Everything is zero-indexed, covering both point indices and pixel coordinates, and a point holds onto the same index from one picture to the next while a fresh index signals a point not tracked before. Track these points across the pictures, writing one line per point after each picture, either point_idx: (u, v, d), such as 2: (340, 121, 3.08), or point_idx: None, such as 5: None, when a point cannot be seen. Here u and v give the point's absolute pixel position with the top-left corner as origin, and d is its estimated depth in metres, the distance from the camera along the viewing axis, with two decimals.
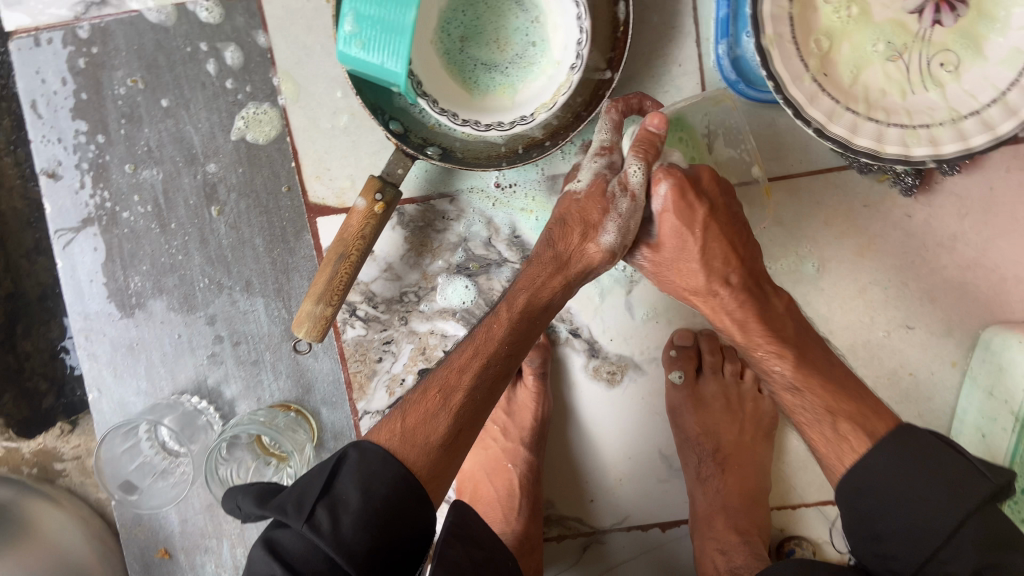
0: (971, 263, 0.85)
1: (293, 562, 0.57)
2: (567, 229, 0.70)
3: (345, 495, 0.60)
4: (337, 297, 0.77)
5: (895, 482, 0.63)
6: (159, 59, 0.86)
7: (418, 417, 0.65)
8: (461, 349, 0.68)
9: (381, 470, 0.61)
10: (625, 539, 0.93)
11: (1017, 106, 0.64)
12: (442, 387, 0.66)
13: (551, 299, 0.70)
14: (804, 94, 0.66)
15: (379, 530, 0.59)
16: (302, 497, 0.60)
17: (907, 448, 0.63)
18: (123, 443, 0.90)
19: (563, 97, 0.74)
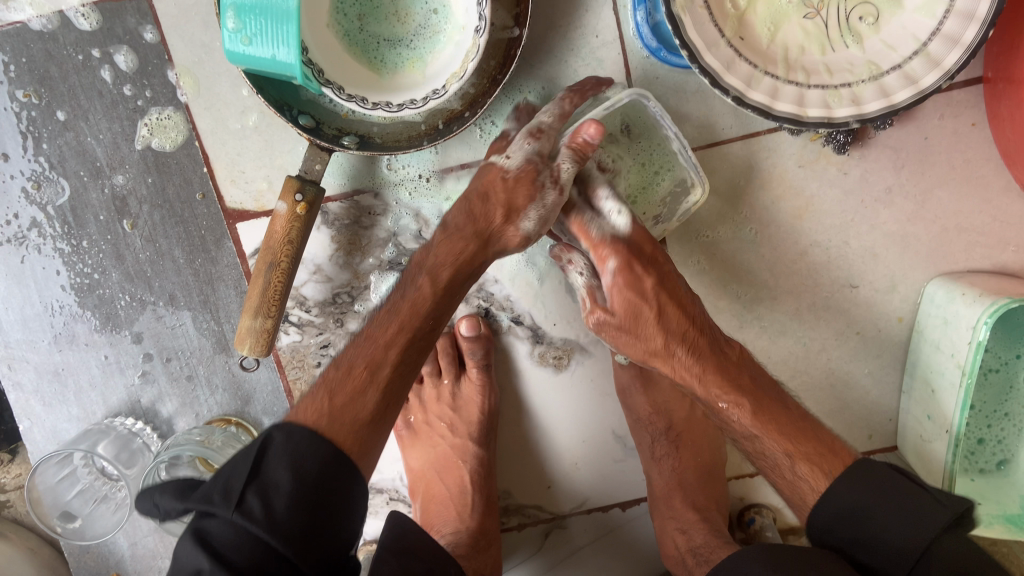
0: (911, 216, 0.84)
1: (225, 551, 0.53)
2: (484, 206, 0.70)
3: (274, 477, 0.56)
4: (275, 308, 0.72)
5: (858, 522, 0.61)
6: (50, 69, 0.81)
7: (345, 397, 0.62)
8: (379, 320, 0.67)
9: (311, 448, 0.58)
10: (586, 522, 0.91)
11: (939, 57, 0.62)
12: (368, 363, 0.64)
13: (467, 271, 0.70)
14: (720, 61, 0.63)
15: (312, 509, 0.55)
16: (229, 484, 0.56)
17: (860, 474, 0.63)
18: (58, 472, 0.86)
19: (473, 62, 0.70)
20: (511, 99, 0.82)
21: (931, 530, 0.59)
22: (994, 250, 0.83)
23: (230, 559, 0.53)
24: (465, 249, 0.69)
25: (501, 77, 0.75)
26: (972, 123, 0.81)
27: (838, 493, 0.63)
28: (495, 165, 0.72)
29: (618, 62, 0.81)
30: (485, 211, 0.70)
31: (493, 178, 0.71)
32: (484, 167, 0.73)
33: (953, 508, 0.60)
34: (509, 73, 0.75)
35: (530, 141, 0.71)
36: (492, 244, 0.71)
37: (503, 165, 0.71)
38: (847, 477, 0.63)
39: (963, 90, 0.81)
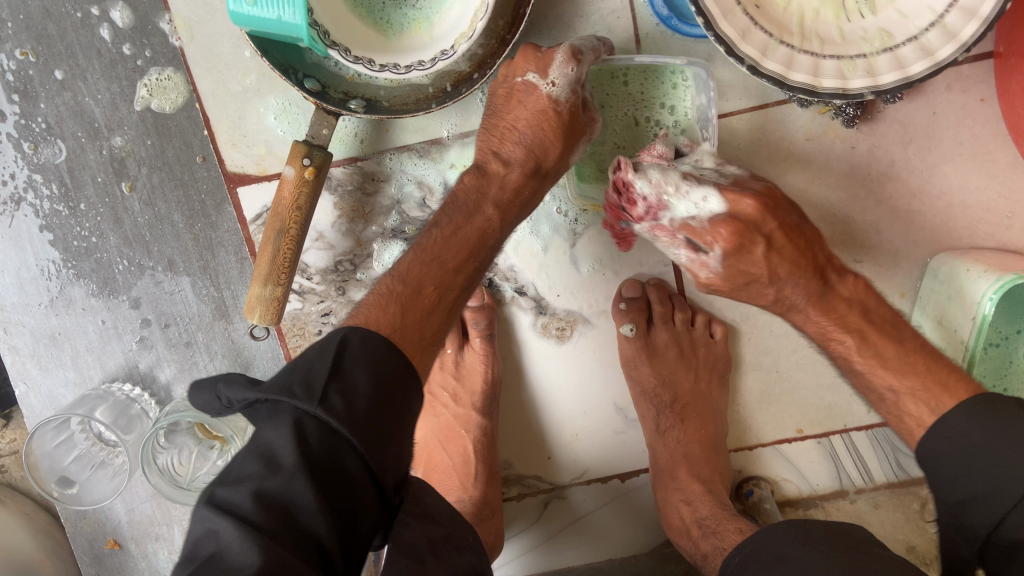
0: (915, 191, 0.83)
1: (314, 452, 0.50)
2: (544, 139, 0.68)
3: (355, 379, 0.54)
4: (284, 276, 0.72)
5: (983, 448, 0.57)
6: (48, 27, 0.79)
7: (416, 313, 0.61)
8: (441, 234, 0.65)
9: (386, 357, 0.56)
10: (586, 493, 0.91)
11: (956, 29, 0.61)
12: (438, 283, 0.63)
13: (517, 198, 0.69)
14: (736, 29, 0.62)
15: (386, 412, 0.54)
16: (310, 377, 0.53)
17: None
18: (54, 437, 0.85)
19: (481, 21, 0.68)
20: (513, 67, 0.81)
21: None
22: (998, 227, 0.83)
23: (314, 457, 0.50)
24: (519, 178, 0.69)
25: (510, 38, 0.73)
26: (981, 98, 0.81)
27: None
28: (536, 91, 0.68)
29: (627, 30, 0.80)
30: (546, 148, 0.68)
31: (537, 110, 0.68)
32: (522, 87, 0.69)
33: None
34: (518, 34, 0.73)
35: (570, 63, 0.67)
36: (544, 171, 0.70)
37: (549, 93, 0.68)
38: (968, 411, 0.60)
39: (971, 65, 0.80)
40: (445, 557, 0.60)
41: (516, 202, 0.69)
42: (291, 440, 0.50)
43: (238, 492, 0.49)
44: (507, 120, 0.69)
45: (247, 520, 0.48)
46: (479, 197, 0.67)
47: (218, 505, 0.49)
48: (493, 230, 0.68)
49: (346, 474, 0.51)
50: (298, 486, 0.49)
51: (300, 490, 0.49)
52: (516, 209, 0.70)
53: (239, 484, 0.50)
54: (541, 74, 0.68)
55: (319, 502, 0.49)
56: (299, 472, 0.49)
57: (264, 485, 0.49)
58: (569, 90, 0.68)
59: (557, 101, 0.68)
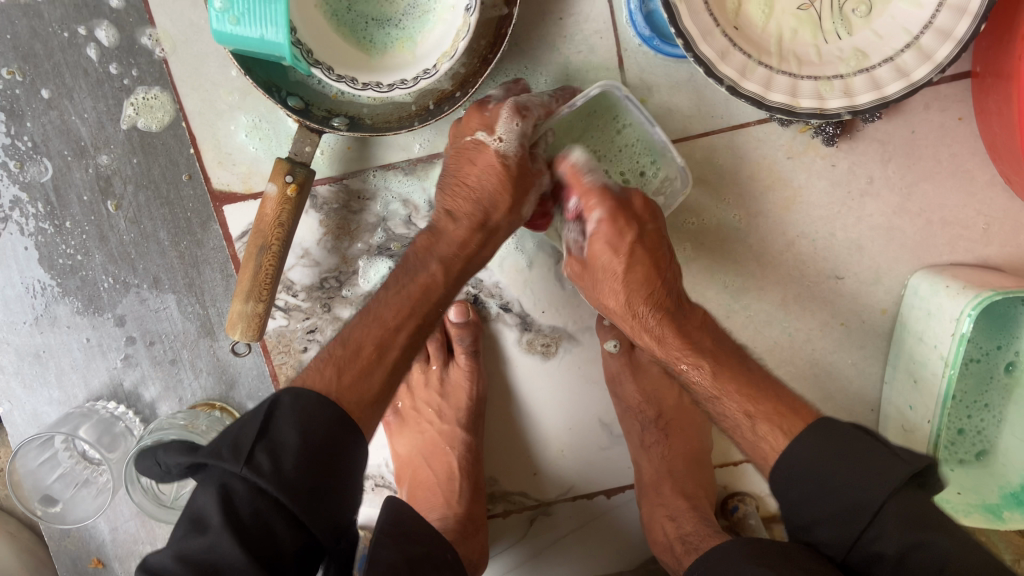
0: (895, 209, 0.84)
1: (242, 514, 0.52)
2: (494, 193, 0.69)
3: (282, 439, 0.55)
4: (266, 292, 0.72)
5: (824, 471, 0.60)
6: (35, 47, 0.79)
7: (356, 376, 0.61)
8: (387, 295, 0.66)
9: (317, 414, 0.57)
10: (571, 509, 0.91)
11: (930, 50, 0.62)
12: (378, 341, 0.63)
13: (468, 255, 0.70)
14: (715, 50, 0.63)
15: (317, 471, 0.55)
16: (237, 441, 0.55)
17: (818, 436, 0.62)
18: (38, 455, 0.84)
19: (463, 41, 0.69)
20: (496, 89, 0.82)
21: (879, 497, 0.57)
22: (977, 244, 0.84)
23: (240, 519, 0.52)
24: (467, 232, 0.69)
25: (491, 57, 0.74)
26: (958, 117, 0.82)
27: (793, 457, 0.62)
28: (484, 145, 0.70)
29: (611, 50, 0.81)
30: (497, 201, 0.69)
31: (487, 165, 0.69)
32: (471, 145, 0.70)
33: (908, 462, 0.57)
34: (500, 52, 0.74)
35: (515, 119, 0.69)
36: (492, 225, 0.70)
37: (497, 148, 0.69)
38: (811, 432, 0.62)
39: (949, 85, 0.81)
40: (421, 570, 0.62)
41: (462, 257, 0.70)
42: (216, 503, 0.52)
43: (168, 552, 0.53)
44: (457, 177, 0.71)
45: None
46: (423, 254, 0.69)
47: (147, 570, 0.53)
48: (438, 286, 0.68)
49: (274, 534, 0.53)
50: (225, 545, 0.51)
51: (224, 551, 0.51)
52: (464, 265, 0.70)
53: (167, 548, 0.53)
54: (488, 131, 0.69)
55: (244, 565, 0.51)
56: (222, 535, 0.51)
57: (190, 546, 0.52)
58: (518, 145, 0.69)
59: (508, 159, 0.69)
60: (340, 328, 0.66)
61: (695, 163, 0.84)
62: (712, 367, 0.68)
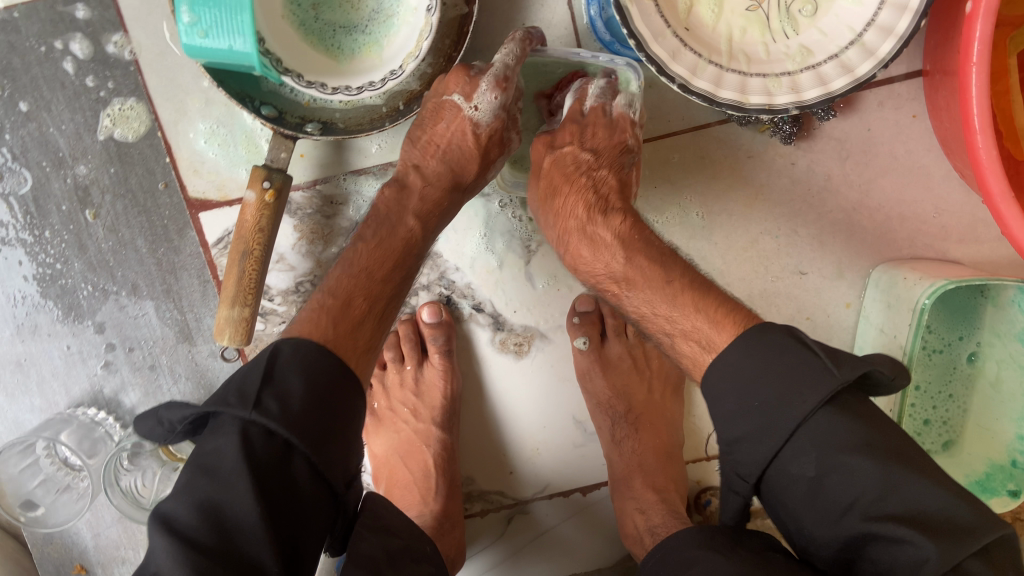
0: (855, 205, 0.87)
1: (258, 456, 0.54)
2: (462, 157, 0.73)
3: (288, 381, 0.58)
4: (251, 298, 0.75)
5: (756, 379, 0.58)
6: (13, 61, 0.82)
7: (347, 325, 0.65)
8: (370, 249, 0.70)
9: (317, 360, 0.60)
10: (548, 507, 0.92)
11: (873, 47, 0.65)
12: (366, 294, 0.68)
13: (440, 209, 0.74)
14: (666, 51, 0.66)
15: (324, 411, 0.58)
16: (244, 388, 0.57)
17: (761, 344, 0.59)
18: (20, 460, 0.86)
19: (427, 41, 0.72)
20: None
21: (805, 411, 0.55)
22: (935, 238, 0.87)
23: (258, 461, 0.53)
24: (440, 193, 0.74)
25: (456, 55, 0.77)
26: (913, 115, 0.84)
27: (725, 359, 0.60)
28: (460, 108, 0.71)
29: None
30: (463, 166, 0.74)
31: (460, 129, 0.72)
32: (448, 105, 0.72)
33: (841, 380, 0.55)
34: (462, 50, 0.77)
35: (495, 92, 0.70)
36: (463, 186, 0.75)
37: (471, 116, 0.71)
38: (747, 343, 0.60)
39: (903, 83, 0.84)
40: (400, 563, 0.63)
41: (437, 212, 0.74)
42: (231, 443, 0.54)
43: (182, 503, 0.53)
44: (430, 132, 0.73)
45: (193, 531, 0.51)
46: (403, 208, 0.72)
47: (162, 517, 0.52)
48: (417, 239, 0.72)
49: (289, 475, 0.55)
50: (242, 490, 0.52)
51: (240, 497, 0.52)
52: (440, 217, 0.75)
53: (180, 495, 0.53)
54: (466, 99, 0.71)
55: (260, 511, 0.52)
56: (241, 477, 0.52)
57: (207, 495, 0.52)
58: (498, 107, 0.71)
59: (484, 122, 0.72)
60: (320, 282, 0.70)
61: (661, 162, 0.86)
62: (626, 277, 0.68)
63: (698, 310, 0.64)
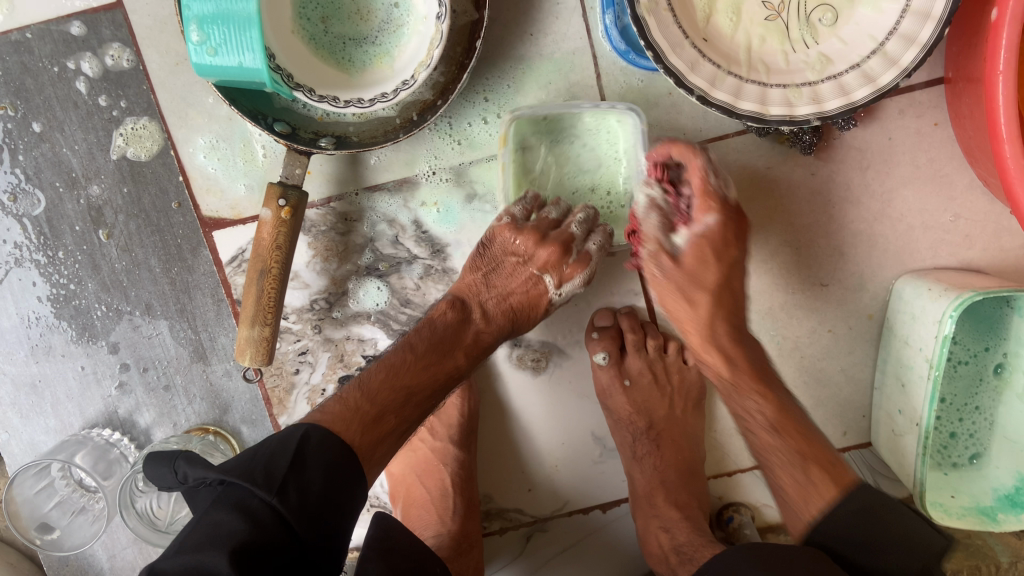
0: (877, 215, 0.85)
1: (256, 543, 0.54)
2: (529, 299, 0.76)
3: (309, 476, 0.58)
4: (271, 315, 0.74)
5: (888, 542, 0.64)
6: (26, 81, 0.82)
7: (373, 436, 0.64)
8: (414, 365, 0.69)
9: (341, 462, 0.60)
10: (567, 525, 0.91)
11: (896, 56, 0.64)
12: (395, 413, 0.66)
13: (484, 342, 0.75)
14: (684, 62, 0.65)
15: (331, 513, 0.58)
16: (272, 466, 0.57)
17: (874, 513, 0.65)
18: (35, 483, 0.85)
19: (437, 49, 0.72)
20: (472, 103, 0.83)
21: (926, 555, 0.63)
22: (959, 247, 0.85)
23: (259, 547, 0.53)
24: (489, 333, 0.75)
25: (468, 62, 0.76)
26: (935, 122, 0.83)
27: (840, 525, 0.65)
28: (511, 248, 0.76)
29: (589, 67, 0.83)
30: (523, 321, 0.77)
31: (527, 276, 0.76)
32: (514, 261, 0.76)
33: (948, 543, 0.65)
34: (474, 57, 0.76)
35: (576, 279, 0.75)
36: (517, 326, 0.77)
37: (552, 289, 0.76)
38: (860, 508, 0.65)
39: (924, 91, 0.82)
40: None
41: (475, 349, 0.74)
42: (246, 523, 0.54)
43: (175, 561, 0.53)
44: (500, 271, 0.76)
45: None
46: (460, 338, 0.73)
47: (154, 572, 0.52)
48: (458, 375, 0.73)
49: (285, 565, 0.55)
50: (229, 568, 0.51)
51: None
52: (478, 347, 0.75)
53: (177, 555, 0.53)
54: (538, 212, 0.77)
55: None
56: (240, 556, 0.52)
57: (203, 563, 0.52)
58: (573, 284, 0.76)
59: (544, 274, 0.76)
60: (357, 377, 0.68)
61: None
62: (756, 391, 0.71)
63: (813, 466, 0.68)
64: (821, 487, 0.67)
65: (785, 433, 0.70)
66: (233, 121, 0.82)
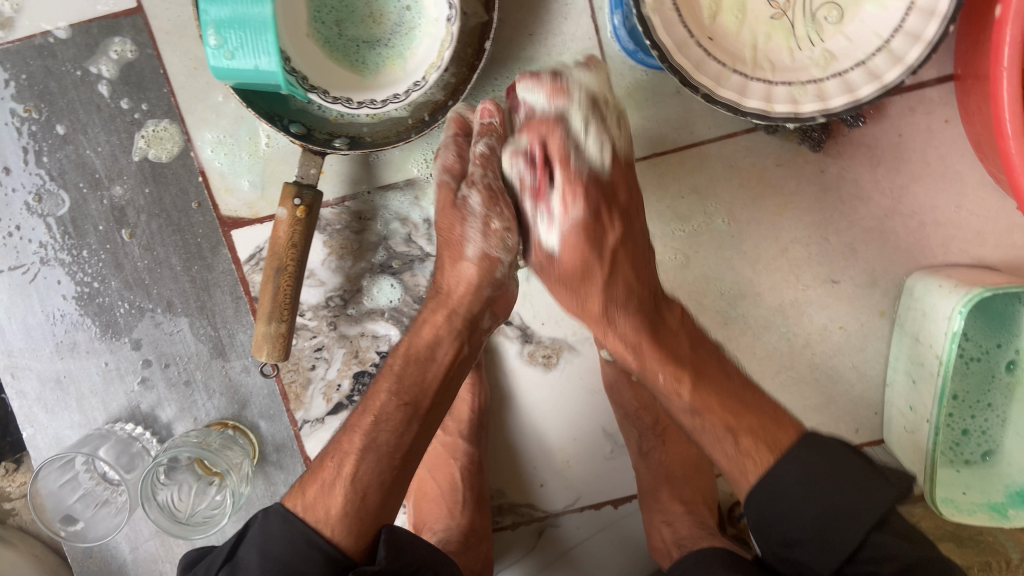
0: (888, 212, 0.85)
1: None
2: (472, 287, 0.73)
3: (247, 557, 0.64)
4: (287, 312, 0.76)
5: (817, 497, 0.63)
6: (50, 85, 0.84)
7: (314, 492, 0.67)
8: (358, 409, 0.71)
9: (279, 532, 0.65)
10: (579, 520, 0.92)
11: (901, 53, 0.65)
12: (335, 457, 0.68)
13: (433, 346, 0.72)
14: (690, 61, 0.67)
15: None
16: (213, 564, 0.65)
17: (818, 454, 0.65)
18: (59, 476, 0.87)
19: (448, 51, 0.73)
20: (480, 104, 0.85)
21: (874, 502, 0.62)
22: (971, 244, 0.85)
23: None
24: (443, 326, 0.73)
25: (478, 63, 0.78)
26: (945, 119, 0.83)
27: (782, 475, 0.65)
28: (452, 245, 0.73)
29: None
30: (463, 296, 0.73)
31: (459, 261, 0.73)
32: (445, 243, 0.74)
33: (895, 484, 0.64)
34: (485, 58, 0.77)
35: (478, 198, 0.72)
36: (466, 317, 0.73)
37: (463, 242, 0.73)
38: (799, 446, 0.65)
39: (934, 88, 0.83)
40: None
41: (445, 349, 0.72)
42: None
43: None
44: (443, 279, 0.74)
45: None
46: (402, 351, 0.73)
47: None
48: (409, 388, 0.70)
49: None
50: None
51: None
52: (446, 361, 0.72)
53: None
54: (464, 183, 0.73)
55: None
56: None
57: None
58: (499, 249, 0.72)
59: (468, 272, 0.73)
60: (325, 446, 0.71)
61: (686, 172, 0.86)
62: (638, 349, 0.72)
63: (729, 430, 0.68)
64: (755, 454, 0.66)
65: (706, 414, 0.69)
66: (243, 121, 0.85)
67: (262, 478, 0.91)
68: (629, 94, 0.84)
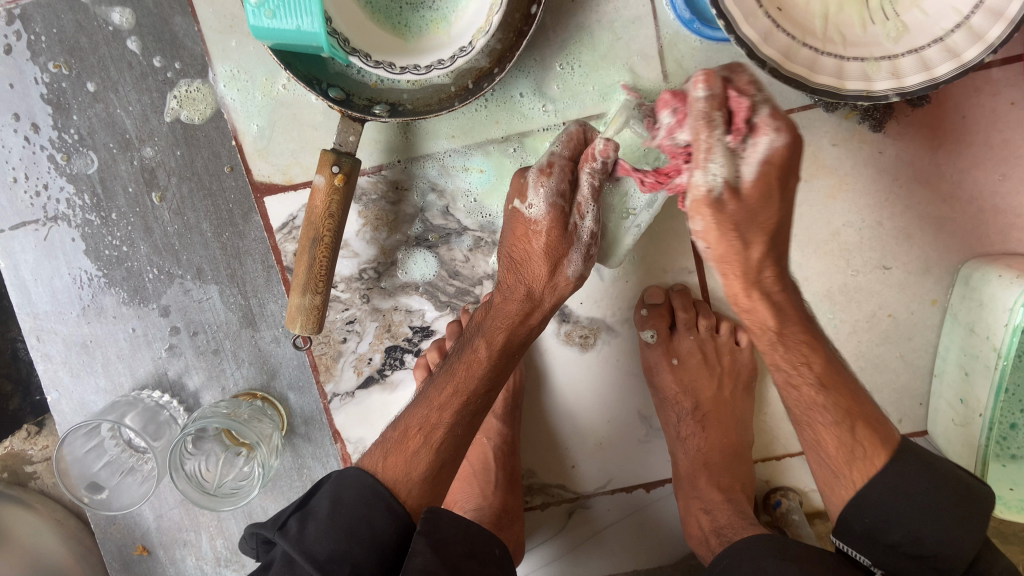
0: (946, 196, 0.82)
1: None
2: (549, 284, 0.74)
3: (316, 506, 0.65)
4: (322, 284, 0.73)
5: (915, 515, 0.61)
6: (81, 41, 0.81)
7: (399, 458, 0.67)
8: (440, 379, 0.71)
9: (351, 480, 0.66)
10: (609, 502, 0.90)
11: (982, 30, 0.60)
12: (422, 427, 0.69)
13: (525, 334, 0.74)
14: (757, 32, 0.63)
15: (343, 537, 0.62)
16: (282, 515, 0.66)
17: (925, 466, 0.63)
18: (85, 443, 0.85)
19: (497, 15, 0.70)
20: (525, 75, 0.81)
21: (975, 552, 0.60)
22: None
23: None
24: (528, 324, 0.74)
25: (527, 29, 0.74)
26: (1011, 102, 0.79)
27: (908, 479, 0.62)
28: (519, 214, 0.74)
29: (651, 37, 0.80)
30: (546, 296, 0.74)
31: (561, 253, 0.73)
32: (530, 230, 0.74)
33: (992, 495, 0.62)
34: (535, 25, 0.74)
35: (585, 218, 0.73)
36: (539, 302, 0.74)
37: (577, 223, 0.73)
38: (916, 468, 0.63)
39: (1001, 68, 0.79)
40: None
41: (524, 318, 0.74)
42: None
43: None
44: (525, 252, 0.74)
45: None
46: (492, 324, 0.73)
47: None
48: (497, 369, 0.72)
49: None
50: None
51: None
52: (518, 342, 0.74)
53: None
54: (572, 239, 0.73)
55: None
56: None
57: None
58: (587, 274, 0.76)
59: (561, 286, 0.75)
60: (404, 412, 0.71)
61: None
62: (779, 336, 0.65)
63: (850, 424, 0.64)
64: (865, 441, 0.64)
65: (831, 391, 0.65)
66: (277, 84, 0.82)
67: (290, 450, 0.90)
68: (679, 66, 0.81)
